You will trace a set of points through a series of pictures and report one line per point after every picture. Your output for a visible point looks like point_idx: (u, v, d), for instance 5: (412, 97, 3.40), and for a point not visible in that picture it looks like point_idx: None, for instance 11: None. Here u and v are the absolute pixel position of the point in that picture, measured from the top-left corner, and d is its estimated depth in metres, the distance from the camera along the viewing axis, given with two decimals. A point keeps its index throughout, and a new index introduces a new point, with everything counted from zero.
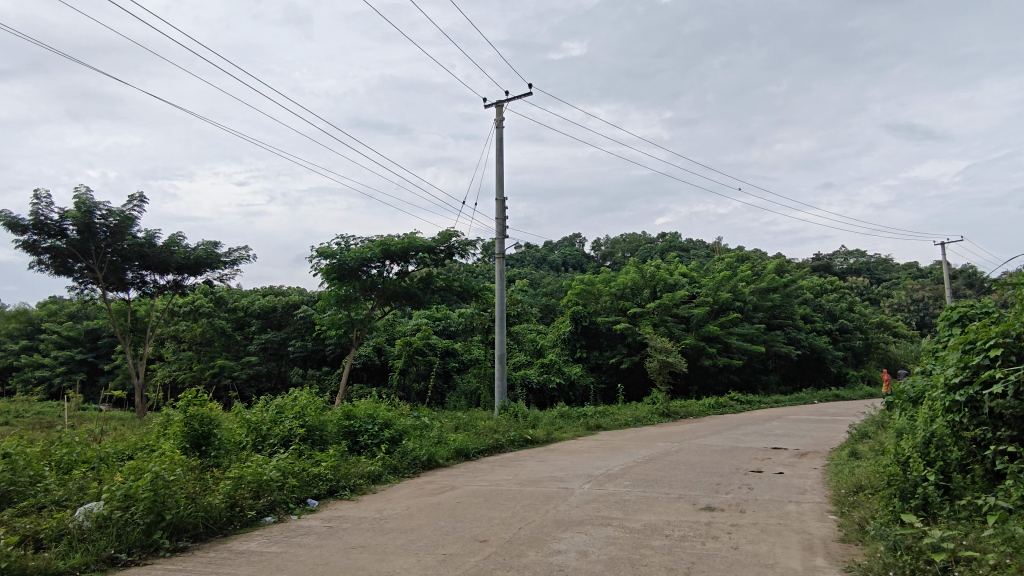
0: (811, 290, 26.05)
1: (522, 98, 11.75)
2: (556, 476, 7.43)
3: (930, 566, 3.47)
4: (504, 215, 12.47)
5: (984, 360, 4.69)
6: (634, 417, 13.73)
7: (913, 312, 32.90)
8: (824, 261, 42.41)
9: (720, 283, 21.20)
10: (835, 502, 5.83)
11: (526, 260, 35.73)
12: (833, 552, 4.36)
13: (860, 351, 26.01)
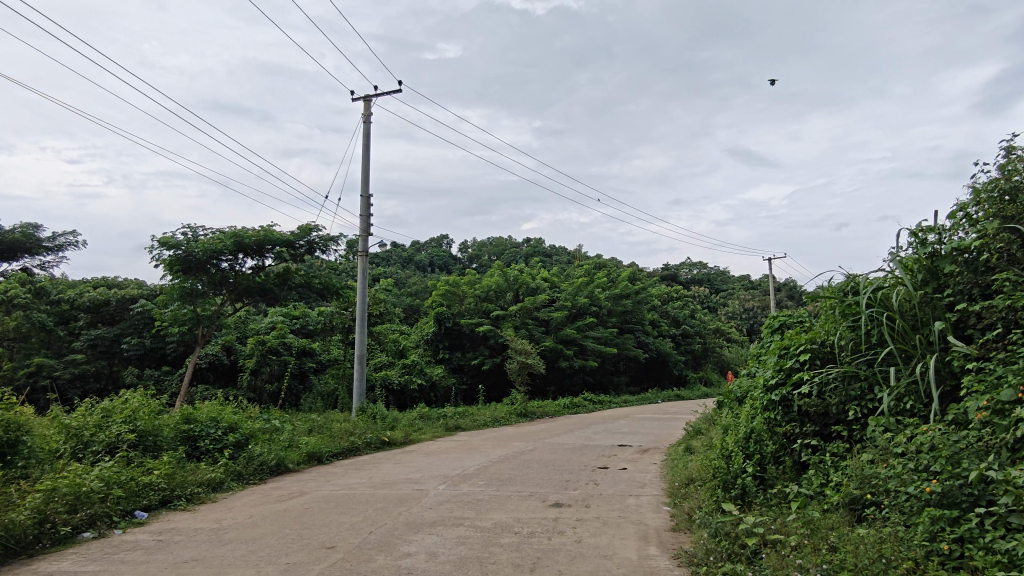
0: (659, 298, 27.97)
1: (391, 94, 11.58)
2: (411, 478, 7.35)
3: (744, 550, 3.85)
4: (368, 211, 12.18)
5: (796, 364, 5.27)
6: (493, 417, 13.95)
7: (744, 320, 36.36)
8: (671, 270, 45.72)
9: (578, 288, 22.16)
10: (669, 494, 6.30)
11: (391, 259, 35.13)
12: (664, 540, 4.70)
13: (699, 354, 28.29)
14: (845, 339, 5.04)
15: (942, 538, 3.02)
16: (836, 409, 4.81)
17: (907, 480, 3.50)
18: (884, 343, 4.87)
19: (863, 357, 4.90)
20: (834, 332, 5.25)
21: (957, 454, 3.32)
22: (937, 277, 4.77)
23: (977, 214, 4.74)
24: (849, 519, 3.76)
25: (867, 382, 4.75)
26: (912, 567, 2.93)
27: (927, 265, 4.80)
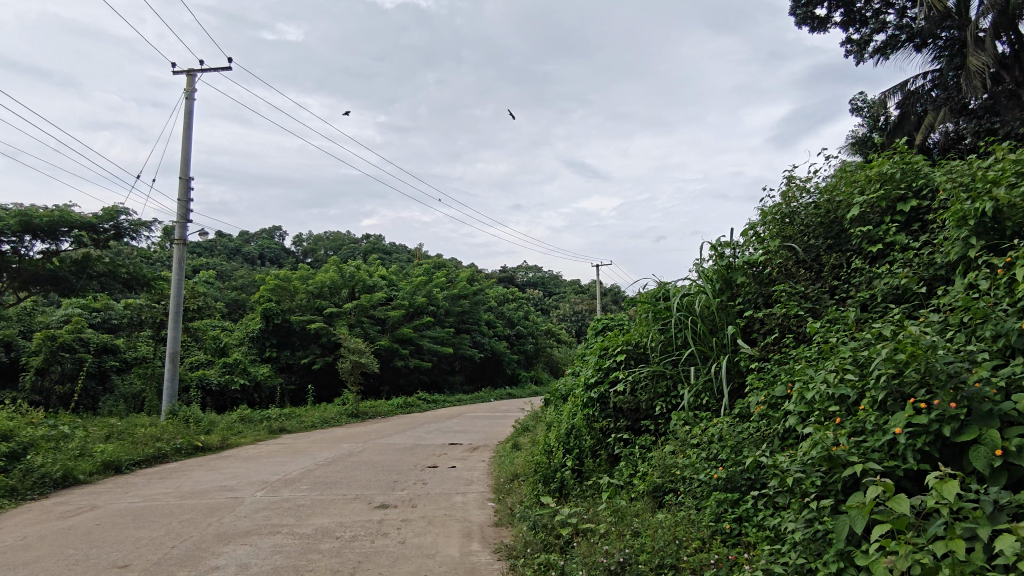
0: (496, 299, 28.65)
1: (219, 71, 10.68)
2: (225, 486, 6.80)
3: (558, 540, 4.06)
4: (187, 196, 11.12)
5: (613, 363, 5.66)
6: (322, 419, 13.38)
7: (573, 321, 38.38)
8: (507, 272, 47.03)
9: (416, 287, 22.02)
10: (494, 490, 6.45)
11: (215, 250, 32.52)
12: (486, 536, 4.80)
13: (532, 354, 29.37)
14: (656, 341, 5.49)
15: (724, 518, 3.41)
16: (645, 405, 5.24)
17: (700, 468, 3.90)
18: (686, 345, 5.37)
19: (669, 357, 5.37)
20: (646, 335, 5.69)
21: (740, 444, 3.75)
22: (731, 286, 5.37)
23: (763, 233, 5.40)
24: (651, 505, 4.10)
25: (672, 380, 5.22)
26: (699, 545, 3.26)
27: (724, 276, 5.39)
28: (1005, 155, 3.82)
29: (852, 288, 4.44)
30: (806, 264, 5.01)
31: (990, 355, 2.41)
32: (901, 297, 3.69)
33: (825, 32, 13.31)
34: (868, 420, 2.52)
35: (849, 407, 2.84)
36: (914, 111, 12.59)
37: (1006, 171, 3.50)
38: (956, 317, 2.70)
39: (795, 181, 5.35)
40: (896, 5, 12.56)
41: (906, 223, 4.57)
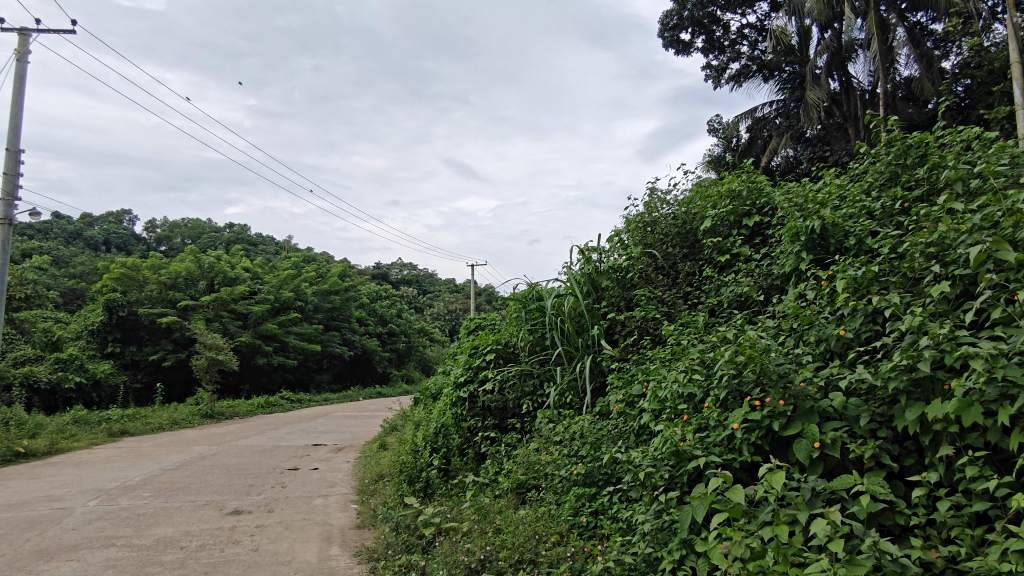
0: (368, 296, 27.95)
1: (60, 33, 9.56)
2: (50, 496, 6.07)
3: (420, 540, 4.02)
4: (16, 171, 9.85)
5: (482, 363, 5.70)
6: (171, 420, 12.35)
7: (446, 321, 38.24)
8: (381, 269, 45.99)
9: (282, 281, 20.97)
10: (358, 491, 6.26)
11: (51, 233, 29.08)
12: (346, 539, 4.65)
13: (403, 353, 28.90)
14: (525, 341, 5.61)
15: (582, 512, 3.53)
16: (512, 403, 5.34)
17: (561, 464, 4.02)
18: (553, 345, 5.53)
19: (537, 357, 5.50)
20: (516, 335, 5.80)
21: (599, 440, 3.91)
22: (596, 289, 5.59)
23: (626, 240, 5.69)
24: (514, 502, 4.17)
25: (538, 379, 5.35)
26: (557, 539, 3.36)
27: (590, 279, 5.59)
28: (833, 180, 4.29)
29: (703, 294, 4.79)
30: (664, 271, 5.34)
31: (812, 357, 2.68)
32: (744, 303, 4.03)
33: (688, 56, 14.29)
34: (710, 416, 2.70)
35: (696, 405, 3.04)
36: (761, 136, 13.85)
37: (831, 194, 3.94)
38: (786, 323, 2.98)
39: (657, 193, 5.69)
40: (749, 38, 13.76)
41: (750, 236, 4.98)
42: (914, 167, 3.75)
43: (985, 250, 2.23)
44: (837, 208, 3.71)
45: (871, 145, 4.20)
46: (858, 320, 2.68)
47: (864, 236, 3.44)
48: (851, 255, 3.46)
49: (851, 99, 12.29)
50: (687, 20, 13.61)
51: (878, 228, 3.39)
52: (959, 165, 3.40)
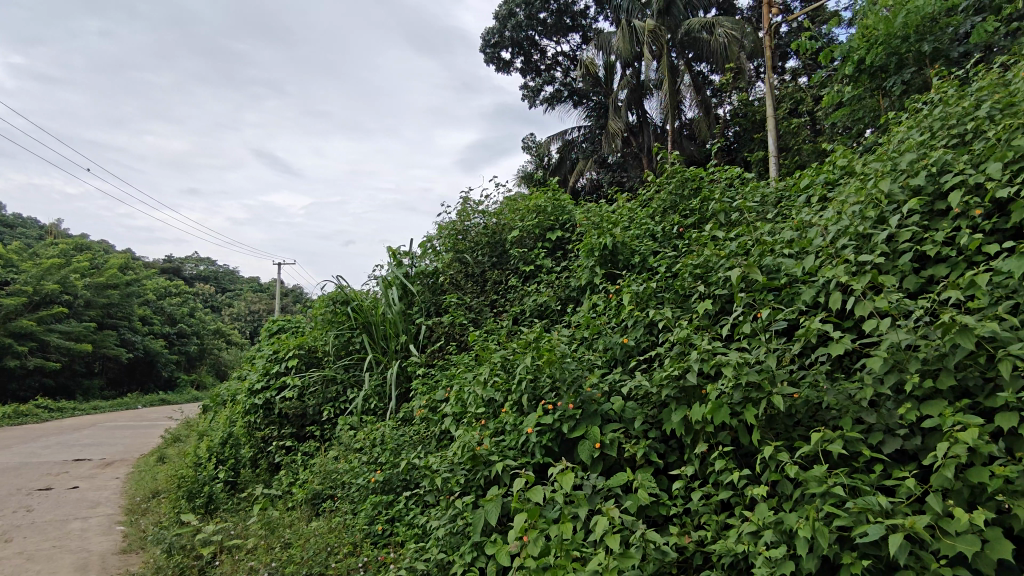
0: (154, 292, 25.02)
1: None
2: None
3: (198, 561, 3.66)
4: None
5: (282, 368, 5.36)
6: None
7: (248, 321, 35.47)
8: (173, 263, 41.48)
9: (45, 271, 17.99)
10: (127, 511, 5.54)
11: None
12: (107, 566, 4.08)
13: (195, 356, 26.26)
14: (330, 345, 5.38)
15: (377, 520, 3.45)
16: (312, 410, 5.09)
17: (359, 472, 3.91)
18: (360, 349, 5.37)
19: (341, 361, 5.30)
20: (320, 338, 5.55)
21: (399, 446, 3.85)
22: (406, 293, 5.54)
23: (438, 247, 5.73)
24: (308, 514, 3.95)
25: (342, 385, 5.17)
26: (350, 550, 3.26)
27: (401, 283, 5.53)
28: (625, 204, 4.70)
29: (508, 303, 4.96)
30: (473, 278, 5.44)
31: (599, 364, 2.87)
32: (544, 313, 4.23)
33: (508, 74, 14.85)
34: (507, 421, 2.79)
35: (495, 409, 3.12)
36: (569, 157, 14.81)
37: (623, 216, 4.31)
38: (579, 332, 3.17)
39: (470, 202, 5.81)
40: (563, 65, 14.67)
41: (553, 249, 5.27)
42: (690, 198, 4.24)
43: (742, 273, 2.56)
44: (626, 228, 4.06)
45: (657, 174, 4.66)
46: (639, 331, 2.92)
47: (646, 254, 3.82)
48: (637, 272, 3.79)
49: (645, 132, 13.57)
50: (507, 39, 14.13)
51: (658, 249, 3.77)
52: (723, 200, 3.91)
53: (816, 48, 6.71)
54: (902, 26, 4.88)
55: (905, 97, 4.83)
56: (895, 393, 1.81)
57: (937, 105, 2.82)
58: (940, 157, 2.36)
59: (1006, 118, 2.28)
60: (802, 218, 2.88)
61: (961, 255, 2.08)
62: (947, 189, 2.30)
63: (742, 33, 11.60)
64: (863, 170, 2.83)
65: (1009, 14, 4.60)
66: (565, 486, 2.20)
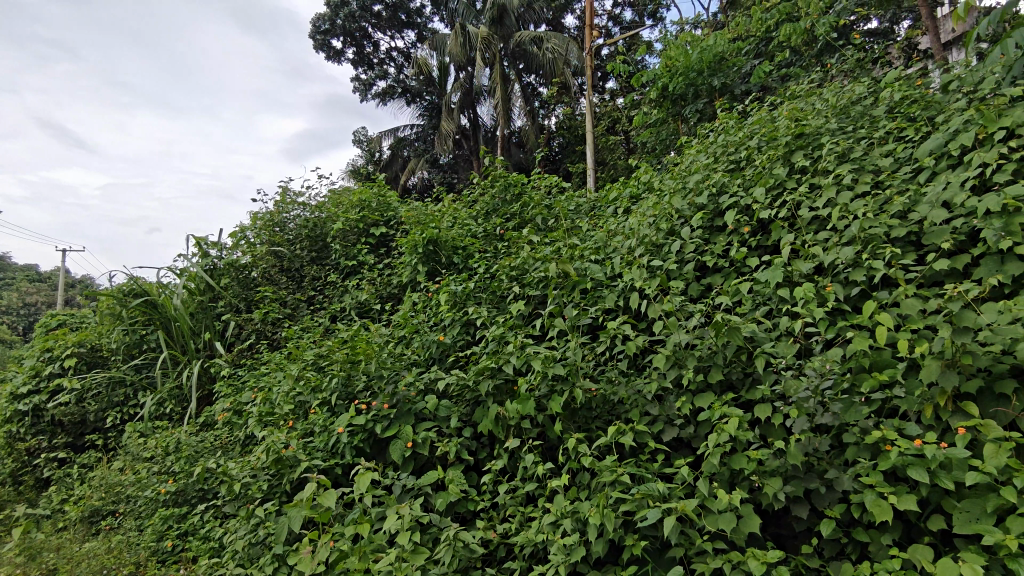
0: None
1: None
2: None
3: None
4: None
5: (57, 368, 4.66)
6: None
7: (21, 316, 30.45)
8: None
9: None
10: None
11: None
12: None
13: None
14: (118, 343, 4.78)
15: (167, 536, 3.12)
16: (94, 416, 4.49)
17: (147, 484, 3.50)
18: (154, 348, 4.82)
19: (131, 362, 4.72)
20: (106, 335, 4.90)
21: (196, 452, 3.50)
22: (213, 288, 5.08)
23: (252, 238, 5.31)
24: (82, 534, 3.46)
25: (131, 388, 4.61)
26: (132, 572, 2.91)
27: (207, 276, 5.07)
28: (450, 203, 4.74)
29: (327, 299, 4.77)
30: (290, 272, 5.17)
31: (415, 362, 2.84)
32: (363, 311, 4.11)
33: (339, 64, 14.34)
34: (316, 422, 2.65)
35: (305, 410, 2.95)
36: (400, 155, 14.64)
37: (447, 216, 4.34)
38: (396, 331, 3.11)
39: (288, 192, 5.50)
40: (397, 61, 14.52)
41: (376, 246, 5.16)
42: (511, 202, 4.39)
43: (557, 270, 2.71)
44: (449, 228, 4.08)
45: (482, 177, 4.77)
46: (456, 329, 2.94)
47: (467, 254, 3.87)
48: (458, 272, 3.83)
49: (476, 136, 13.84)
50: (338, 27, 13.61)
51: (479, 250, 3.85)
52: (541, 207, 4.10)
53: (630, 72, 7.26)
54: (697, 61, 5.49)
55: (696, 123, 5.43)
56: (676, 387, 2.00)
57: (720, 134, 3.21)
58: (719, 180, 2.68)
59: (770, 151, 2.65)
60: (609, 228, 3.10)
61: (732, 265, 2.37)
62: (724, 208, 2.61)
63: (567, 50, 12.15)
64: (661, 187, 3.12)
65: (779, 62, 5.37)
66: (359, 487, 2.09)
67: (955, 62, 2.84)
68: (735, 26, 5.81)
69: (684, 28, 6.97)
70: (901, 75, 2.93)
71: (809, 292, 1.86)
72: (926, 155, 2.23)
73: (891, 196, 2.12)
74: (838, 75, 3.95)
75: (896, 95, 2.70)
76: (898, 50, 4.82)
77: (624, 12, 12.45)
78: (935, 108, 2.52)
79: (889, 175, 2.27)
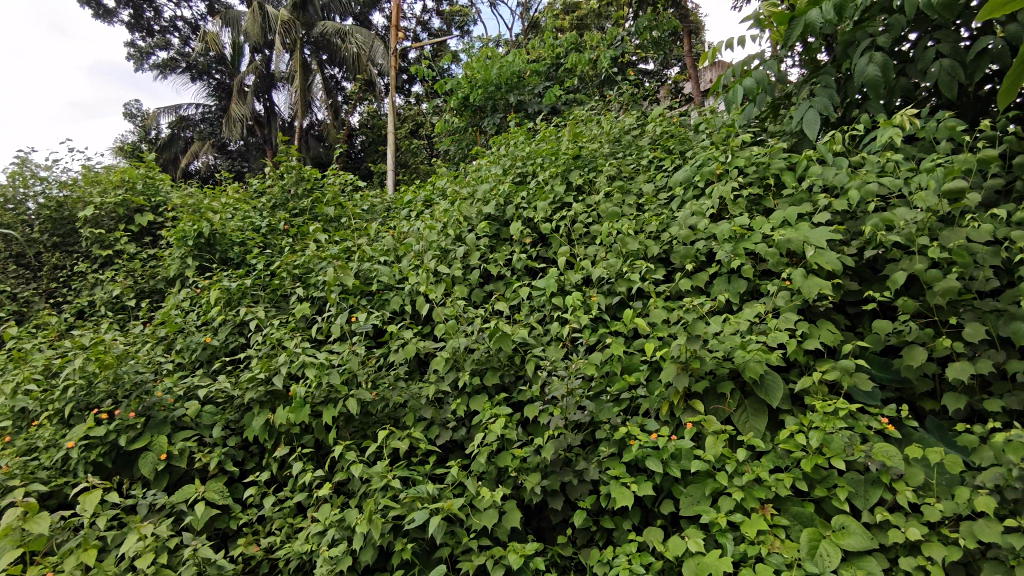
0: None
1: None
2: None
3: None
4: None
5: None
6: None
7: None
8: None
9: None
10: None
11: None
12: None
13: None
14: None
15: None
16: None
17: None
18: None
19: None
20: None
21: None
22: None
23: None
24: None
25: None
26: None
27: None
28: (231, 192, 4.37)
29: (70, 293, 4.11)
30: (22, 259, 4.37)
31: (176, 366, 2.55)
32: (117, 307, 3.61)
33: (109, 25, 12.56)
34: (41, 436, 2.25)
35: (27, 423, 2.51)
36: (183, 136, 13.23)
37: (225, 205, 3.98)
38: (155, 330, 2.77)
39: (29, 165, 4.66)
40: (181, 31, 13.10)
41: (139, 234, 4.57)
42: (301, 197, 4.17)
43: (335, 275, 2.49)
44: (227, 219, 3.74)
45: (271, 168, 4.48)
46: (227, 330, 2.69)
47: (246, 250, 3.58)
48: (234, 268, 3.53)
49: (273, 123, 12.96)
50: None
51: (259, 245, 3.58)
52: (334, 205, 3.96)
53: (433, 76, 7.37)
54: (496, 76, 5.75)
55: (492, 135, 5.65)
56: (453, 390, 2.04)
57: (511, 149, 3.37)
58: (505, 192, 2.81)
59: (552, 168, 2.84)
60: (400, 231, 3.09)
61: (513, 274, 2.49)
62: (508, 219, 2.74)
63: (373, 48, 11.97)
64: (453, 194, 3.19)
65: (567, 88, 5.80)
66: (87, 506, 1.79)
67: (704, 108, 3.30)
68: (531, 49, 6.17)
69: (486, 44, 7.25)
70: (664, 112, 3.32)
71: (577, 301, 2.01)
72: (678, 184, 2.54)
73: (650, 218, 2.38)
74: (616, 106, 4.36)
75: (658, 129, 3.05)
76: (666, 92, 5.46)
77: (432, 19, 12.57)
78: (687, 144, 2.90)
79: (649, 200, 2.55)
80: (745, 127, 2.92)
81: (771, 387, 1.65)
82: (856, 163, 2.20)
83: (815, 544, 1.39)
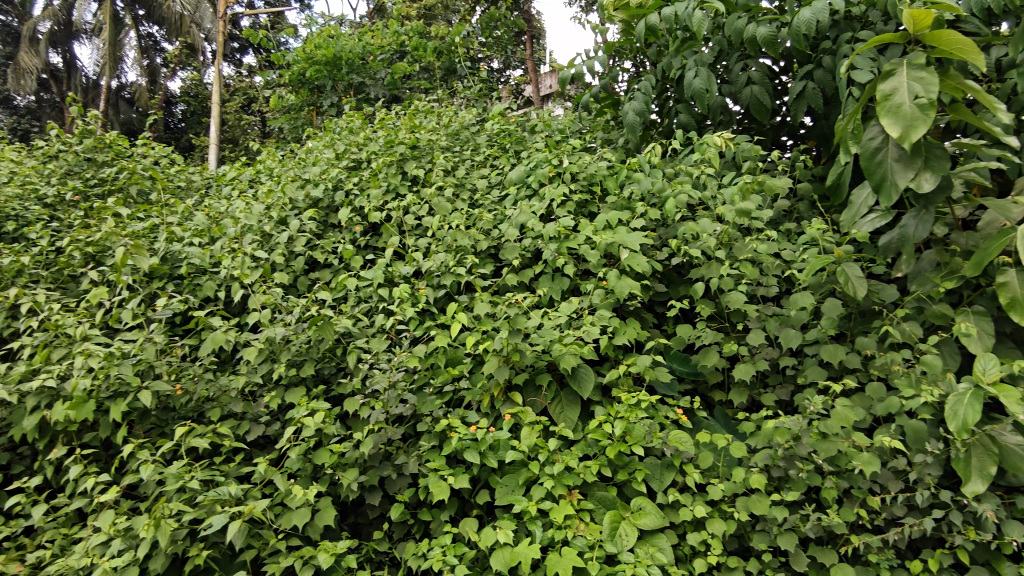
0: None
1: None
2: None
3: None
4: None
5: None
6: None
7: None
8: None
9: None
10: None
11: None
12: None
13: None
14: None
15: None
16: None
17: None
18: None
19: None
20: None
21: None
22: None
23: None
24: None
25: None
26: None
27: None
28: (11, 154, 3.76)
29: None
30: None
31: None
32: None
33: None
34: None
35: None
36: None
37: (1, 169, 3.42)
38: None
39: None
40: None
41: None
42: (102, 165, 3.70)
43: (125, 254, 2.26)
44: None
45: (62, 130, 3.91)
46: None
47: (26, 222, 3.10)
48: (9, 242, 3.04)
49: (73, 79, 11.29)
50: None
51: (43, 217, 3.12)
52: (142, 179, 3.56)
53: (268, 48, 6.89)
54: (337, 55, 5.51)
55: (330, 116, 5.41)
56: (268, 383, 1.93)
57: (345, 133, 3.25)
58: (336, 177, 2.71)
59: (386, 156, 2.78)
60: (216, 210, 2.85)
61: (341, 262, 2.40)
62: (338, 206, 2.65)
63: (200, 10, 10.93)
64: (280, 176, 3.00)
65: (411, 76, 5.70)
66: None
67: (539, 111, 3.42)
68: (376, 32, 6.00)
69: (328, 22, 6.93)
70: (503, 111, 3.39)
71: (403, 293, 1.99)
72: (511, 183, 2.60)
73: (481, 213, 2.42)
74: (458, 100, 4.38)
75: (495, 126, 3.11)
76: (508, 91, 5.57)
77: None
78: (522, 144, 3.00)
79: (482, 196, 2.59)
80: (575, 134, 3.06)
81: (583, 379, 1.76)
82: (669, 175, 2.40)
83: (616, 525, 1.51)
